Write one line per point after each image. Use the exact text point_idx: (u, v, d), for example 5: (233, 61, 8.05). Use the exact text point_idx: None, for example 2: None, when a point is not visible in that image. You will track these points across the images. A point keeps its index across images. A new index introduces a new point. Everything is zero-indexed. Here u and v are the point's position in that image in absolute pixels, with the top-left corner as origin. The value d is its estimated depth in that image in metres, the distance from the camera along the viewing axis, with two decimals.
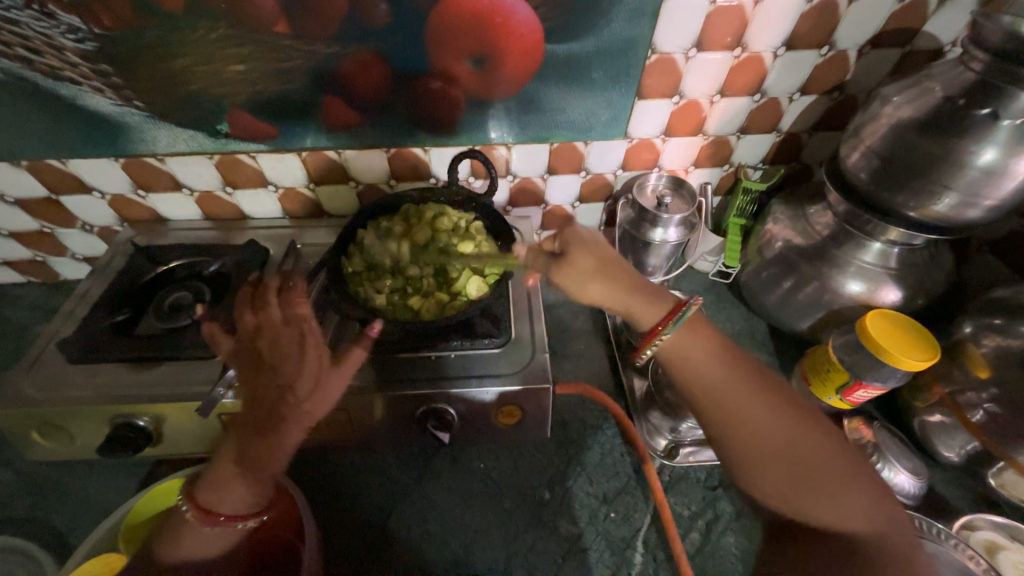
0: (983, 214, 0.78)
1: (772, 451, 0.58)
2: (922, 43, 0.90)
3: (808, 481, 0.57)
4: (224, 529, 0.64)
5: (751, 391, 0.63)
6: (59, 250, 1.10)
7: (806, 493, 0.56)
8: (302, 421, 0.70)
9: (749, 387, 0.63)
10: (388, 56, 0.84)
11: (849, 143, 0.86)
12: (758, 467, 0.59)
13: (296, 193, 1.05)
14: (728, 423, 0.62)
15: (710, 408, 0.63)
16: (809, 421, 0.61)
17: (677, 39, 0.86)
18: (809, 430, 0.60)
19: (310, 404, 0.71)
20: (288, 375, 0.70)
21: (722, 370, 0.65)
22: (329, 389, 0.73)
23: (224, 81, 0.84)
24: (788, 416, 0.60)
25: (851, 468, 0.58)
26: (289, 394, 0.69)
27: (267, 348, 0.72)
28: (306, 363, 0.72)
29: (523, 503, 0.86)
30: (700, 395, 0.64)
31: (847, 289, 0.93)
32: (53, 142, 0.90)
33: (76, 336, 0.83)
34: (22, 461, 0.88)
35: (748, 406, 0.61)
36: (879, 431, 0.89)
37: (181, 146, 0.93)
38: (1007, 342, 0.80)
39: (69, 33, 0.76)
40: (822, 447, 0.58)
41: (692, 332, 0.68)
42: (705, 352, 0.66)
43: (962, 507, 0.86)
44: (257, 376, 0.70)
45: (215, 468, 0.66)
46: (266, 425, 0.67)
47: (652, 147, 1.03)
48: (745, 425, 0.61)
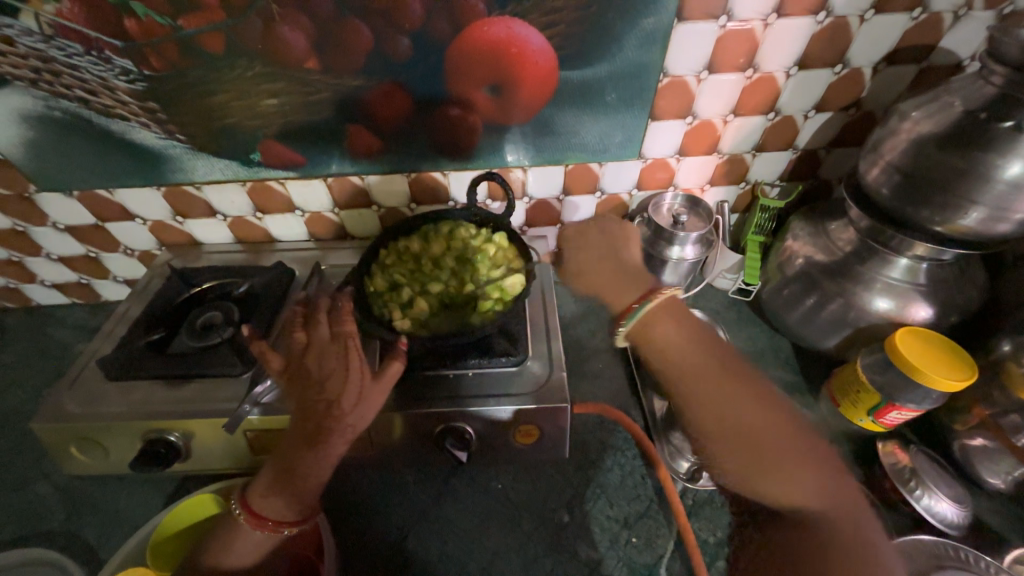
0: (1015, 228, 0.75)
1: (729, 426, 0.58)
2: (939, 58, 0.89)
3: (766, 459, 0.56)
4: (272, 534, 0.67)
5: (709, 374, 0.62)
6: (102, 273, 1.17)
7: (763, 474, 0.55)
8: (347, 434, 0.68)
9: (713, 368, 0.62)
10: (410, 87, 0.88)
11: (868, 159, 0.86)
12: (719, 442, 0.58)
13: (322, 216, 1.09)
14: (691, 400, 0.61)
15: (677, 387, 0.62)
16: (777, 406, 0.59)
17: (689, 62, 0.88)
18: (777, 412, 0.58)
19: (353, 419, 0.69)
20: (333, 389, 0.68)
21: (687, 350, 0.64)
22: (370, 404, 0.70)
23: (258, 114, 0.90)
24: (746, 397, 0.59)
25: (805, 446, 0.56)
26: (334, 407, 0.68)
27: (314, 363, 0.70)
28: (350, 378, 0.69)
29: (541, 525, 0.84)
30: (667, 373, 0.64)
31: (873, 306, 0.91)
32: (102, 173, 0.97)
33: (115, 354, 0.87)
34: (59, 475, 0.92)
35: (713, 389, 0.60)
36: (917, 456, 0.84)
37: (217, 174, 0.99)
38: None
39: (122, 75, 0.84)
40: (779, 429, 0.57)
41: (664, 313, 0.68)
42: (674, 331, 0.66)
43: (1012, 539, 0.80)
44: (306, 390, 0.69)
45: (265, 476, 0.69)
46: (312, 439, 0.67)
47: (666, 166, 1.04)
48: (709, 404, 0.60)
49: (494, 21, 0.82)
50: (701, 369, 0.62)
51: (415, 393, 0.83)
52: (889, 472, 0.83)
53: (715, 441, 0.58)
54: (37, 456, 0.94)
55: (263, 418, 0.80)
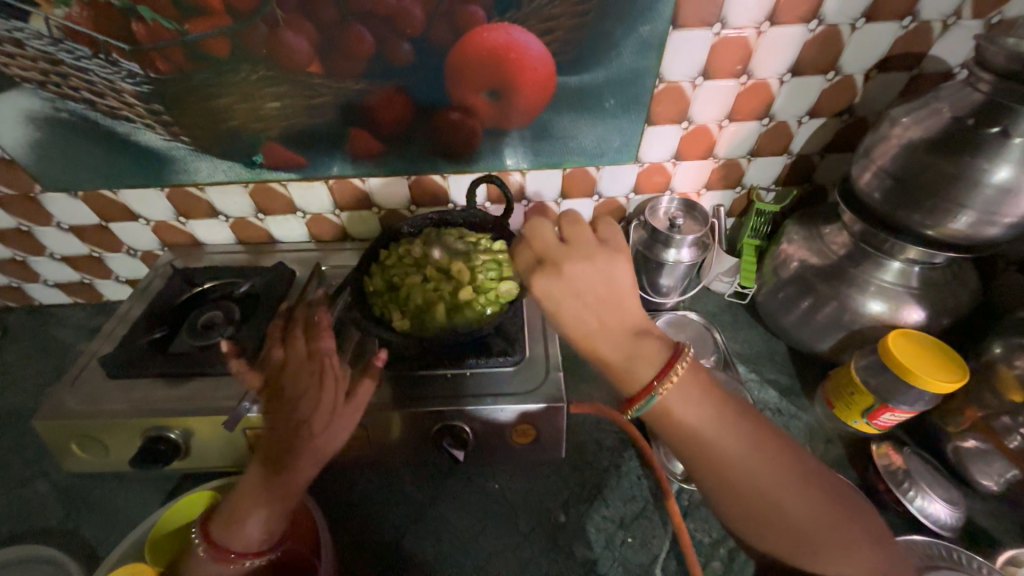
0: (1004, 232, 0.77)
1: (773, 513, 0.56)
2: (929, 66, 0.91)
3: (807, 541, 0.56)
4: (233, 566, 0.66)
5: (741, 453, 0.58)
6: (104, 273, 1.19)
7: (799, 551, 0.56)
8: (316, 456, 0.71)
9: (746, 449, 0.57)
10: (411, 91, 0.90)
11: (861, 164, 0.87)
12: (763, 526, 0.57)
13: (323, 218, 1.10)
14: (729, 491, 0.57)
15: (710, 474, 0.58)
16: (804, 479, 0.57)
17: (684, 68, 0.90)
18: (806, 486, 0.57)
19: (322, 440, 0.72)
20: (305, 409, 0.72)
21: (714, 432, 0.58)
22: (339, 425, 0.74)
23: (260, 116, 0.91)
24: (780, 476, 0.57)
25: (835, 517, 0.57)
26: (305, 428, 0.71)
27: (289, 382, 0.75)
28: (324, 395, 0.74)
29: (538, 525, 0.85)
30: (697, 459, 0.59)
31: (867, 309, 0.92)
32: (107, 174, 0.99)
33: (116, 352, 0.88)
34: (58, 473, 0.92)
35: (747, 473, 0.57)
36: (910, 458, 0.85)
37: (220, 175, 1.00)
38: None
39: (129, 78, 0.85)
40: (809, 503, 0.56)
41: (682, 383, 0.60)
42: (695, 407, 0.59)
43: (1006, 540, 0.81)
44: (278, 409, 0.73)
45: (229, 506, 0.67)
46: (282, 459, 0.69)
47: (663, 170, 1.05)
48: (750, 494, 0.57)
49: (493, 27, 0.84)
50: (734, 449, 0.57)
51: (415, 389, 0.84)
52: (884, 474, 0.84)
53: (757, 528, 0.57)
54: (37, 454, 0.95)
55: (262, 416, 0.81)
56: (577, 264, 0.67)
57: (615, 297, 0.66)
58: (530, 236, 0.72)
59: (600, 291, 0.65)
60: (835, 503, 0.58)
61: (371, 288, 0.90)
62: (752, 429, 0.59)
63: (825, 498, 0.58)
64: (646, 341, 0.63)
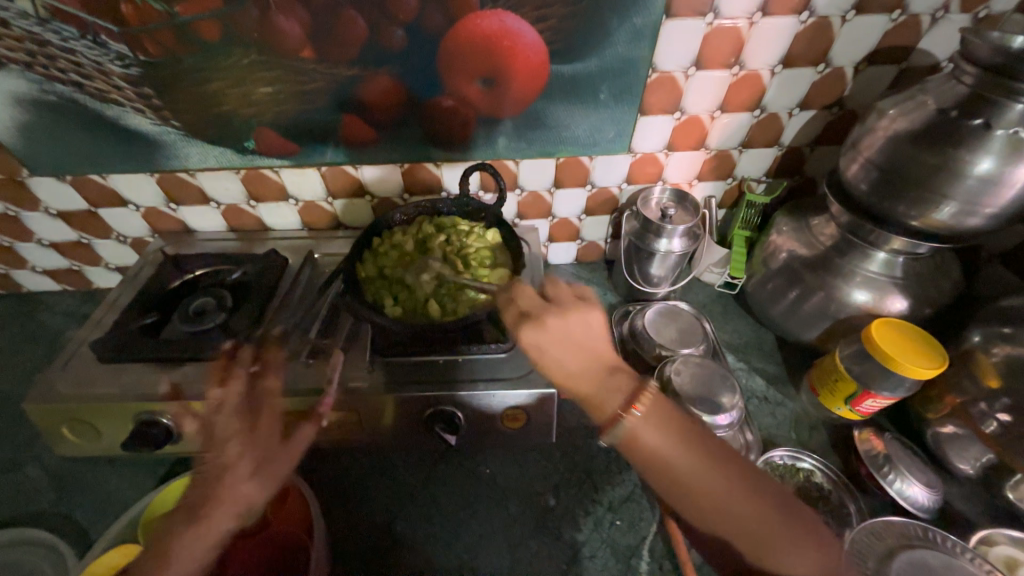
0: (984, 222, 0.78)
1: (719, 517, 0.60)
2: (916, 59, 0.93)
3: (768, 542, 0.58)
4: None
5: (692, 462, 0.62)
6: (94, 259, 1.18)
7: (759, 551, 0.58)
8: (232, 508, 0.64)
9: (699, 457, 0.62)
10: (403, 78, 0.90)
11: (848, 155, 0.88)
12: (728, 535, 0.60)
13: (315, 205, 1.10)
14: (692, 498, 0.61)
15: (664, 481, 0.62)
16: (759, 485, 0.61)
17: (677, 59, 0.90)
18: (764, 490, 0.61)
19: (244, 489, 0.66)
20: (234, 452, 0.68)
21: (676, 445, 0.63)
22: (263, 477, 0.68)
23: (252, 101, 0.91)
24: (728, 478, 0.61)
25: (790, 509, 0.59)
26: (227, 471, 0.66)
27: (223, 420, 0.71)
28: (258, 437, 0.70)
29: (528, 509, 0.86)
30: (665, 485, 0.63)
31: (853, 298, 0.94)
32: (95, 158, 0.98)
33: (107, 337, 0.88)
34: (49, 458, 0.92)
35: (702, 476, 0.61)
36: (890, 442, 0.88)
37: (211, 161, 1.00)
38: (1017, 350, 0.80)
39: (118, 60, 0.84)
40: (761, 502, 0.59)
41: (649, 411, 0.65)
42: (659, 428, 0.64)
43: (980, 522, 0.83)
44: (212, 450, 0.69)
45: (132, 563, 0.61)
46: (198, 508, 0.63)
47: (655, 161, 1.06)
48: (698, 495, 0.60)
49: (486, 13, 0.84)
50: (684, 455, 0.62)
51: (408, 377, 0.85)
52: (864, 458, 0.86)
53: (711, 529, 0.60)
54: (27, 440, 0.95)
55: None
56: (560, 317, 0.72)
57: (587, 343, 0.71)
58: (515, 295, 0.77)
59: (576, 332, 0.71)
60: (785, 510, 0.59)
61: (364, 276, 0.91)
62: (699, 433, 0.64)
63: (778, 492, 0.61)
64: (618, 376, 0.69)
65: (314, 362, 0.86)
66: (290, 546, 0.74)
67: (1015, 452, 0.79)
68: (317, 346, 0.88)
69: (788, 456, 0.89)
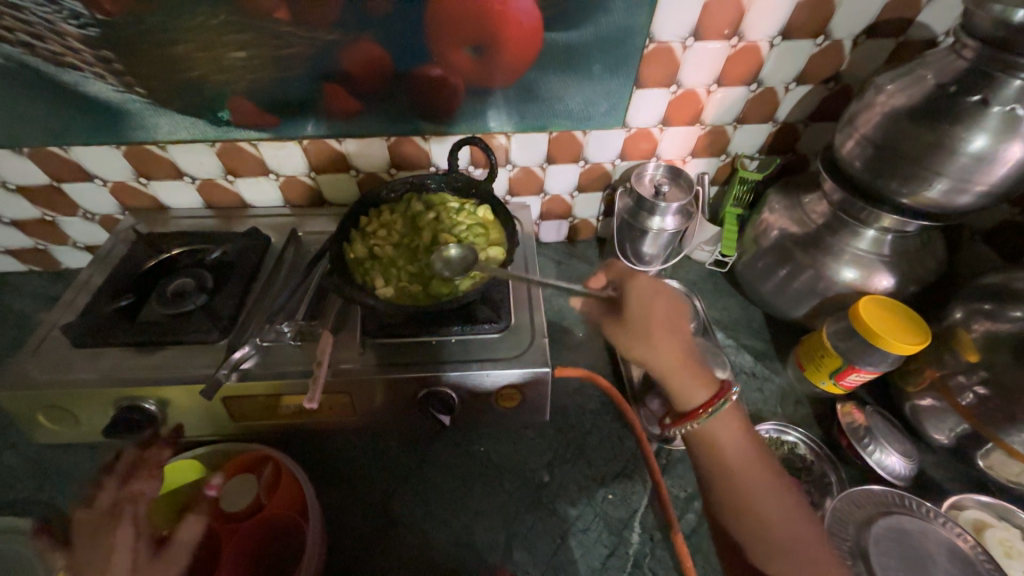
0: (975, 201, 0.79)
1: (770, 530, 0.59)
2: (915, 32, 0.91)
3: (812, 573, 0.57)
4: None
5: (771, 478, 0.62)
6: (61, 238, 1.11)
7: (808, 575, 0.57)
8: None
9: (758, 465, 0.64)
10: (389, 45, 0.85)
11: (844, 132, 0.88)
12: (784, 559, 0.58)
13: (297, 181, 1.05)
14: (733, 502, 0.61)
15: (729, 492, 0.62)
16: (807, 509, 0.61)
17: (675, 28, 0.87)
18: (805, 512, 0.61)
19: None
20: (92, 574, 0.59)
21: (739, 460, 0.64)
22: None
23: (224, 67, 0.85)
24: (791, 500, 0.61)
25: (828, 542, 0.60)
26: None
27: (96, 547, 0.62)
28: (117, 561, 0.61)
29: (522, 486, 0.87)
30: (730, 493, 0.62)
31: (841, 276, 0.95)
32: (54, 129, 0.91)
33: (81, 320, 0.84)
34: (26, 445, 0.89)
35: (772, 496, 0.61)
36: (872, 416, 0.90)
37: (182, 133, 0.93)
38: (997, 326, 0.82)
39: (72, 19, 0.77)
40: (804, 523, 0.60)
41: (726, 413, 0.66)
42: (732, 432, 0.65)
43: (951, 489, 0.88)
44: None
45: None
46: None
47: (649, 136, 1.04)
48: (748, 507, 0.61)
49: None
50: (757, 469, 0.63)
51: (401, 359, 0.83)
52: (847, 431, 0.89)
53: (723, 512, 0.62)
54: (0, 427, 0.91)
55: (243, 384, 0.79)
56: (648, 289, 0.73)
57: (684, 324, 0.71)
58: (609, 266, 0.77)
59: (678, 328, 0.69)
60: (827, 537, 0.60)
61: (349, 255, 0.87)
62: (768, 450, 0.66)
63: (815, 520, 0.61)
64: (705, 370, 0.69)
65: (303, 343, 0.84)
66: (288, 527, 0.73)
67: (989, 423, 0.82)
68: (302, 325, 0.85)
69: (774, 429, 0.92)
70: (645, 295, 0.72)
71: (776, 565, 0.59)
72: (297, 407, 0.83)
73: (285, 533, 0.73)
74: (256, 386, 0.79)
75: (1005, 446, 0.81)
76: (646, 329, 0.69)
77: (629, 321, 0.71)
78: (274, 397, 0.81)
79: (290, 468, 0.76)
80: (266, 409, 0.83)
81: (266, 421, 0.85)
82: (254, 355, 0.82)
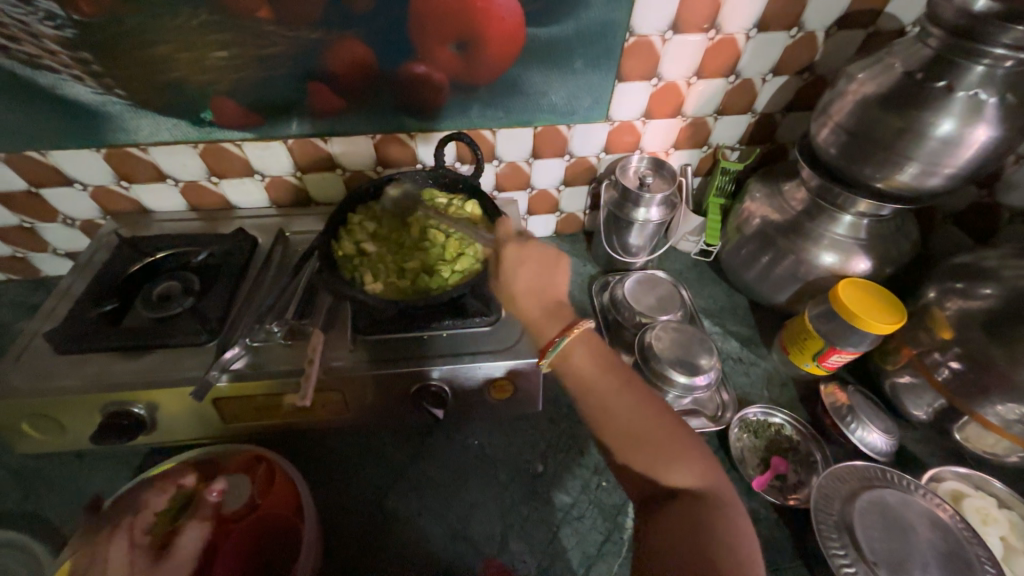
0: (944, 183, 0.82)
1: (610, 420, 0.66)
2: (884, 23, 0.94)
3: (665, 455, 0.62)
4: None
5: (615, 388, 0.68)
6: (40, 245, 1.09)
7: (648, 461, 0.62)
8: None
9: (614, 381, 0.69)
10: (371, 42, 0.85)
11: (819, 120, 0.90)
12: (629, 448, 0.64)
13: (282, 181, 1.04)
14: (588, 405, 0.69)
15: (595, 412, 0.68)
16: (655, 407, 0.66)
17: (655, 21, 0.89)
18: (669, 418, 0.65)
19: None
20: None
21: (593, 377, 0.70)
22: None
23: (206, 67, 0.84)
24: (636, 398, 0.67)
25: (674, 433, 0.63)
26: None
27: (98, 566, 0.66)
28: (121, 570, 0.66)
29: (517, 477, 0.88)
30: (581, 401, 0.70)
31: (821, 260, 0.98)
32: (31, 133, 0.89)
33: (65, 326, 0.83)
34: (10, 456, 0.87)
35: (614, 399, 0.67)
36: (853, 395, 0.94)
37: (164, 134, 0.92)
38: (969, 304, 0.85)
39: (47, 20, 0.76)
40: (661, 422, 0.64)
41: (579, 343, 0.73)
42: (589, 356, 0.72)
43: (931, 462, 0.91)
44: None
45: None
46: None
47: (633, 129, 1.06)
48: (603, 404, 0.67)
49: None
50: (607, 383, 0.69)
51: (394, 354, 0.84)
52: (830, 410, 0.92)
53: (611, 441, 0.65)
54: None
55: (235, 385, 0.79)
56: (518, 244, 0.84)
57: (546, 282, 0.81)
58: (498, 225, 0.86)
59: (540, 283, 0.81)
60: (680, 427, 0.65)
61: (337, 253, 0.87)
62: (630, 375, 0.70)
63: (671, 419, 0.65)
64: (562, 312, 0.79)
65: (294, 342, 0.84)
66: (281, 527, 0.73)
67: (964, 397, 0.85)
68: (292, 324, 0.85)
69: (761, 412, 0.95)
70: (517, 257, 0.83)
71: (630, 454, 0.64)
72: (290, 406, 0.83)
73: (277, 533, 0.72)
74: (248, 386, 0.79)
75: (980, 419, 0.84)
76: (509, 289, 0.82)
77: (505, 284, 0.82)
78: (267, 396, 0.81)
79: (282, 469, 0.77)
80: (259, 409, 0.83)
81: (259, 421, 0.85)
82: (244, 356, 0.81)
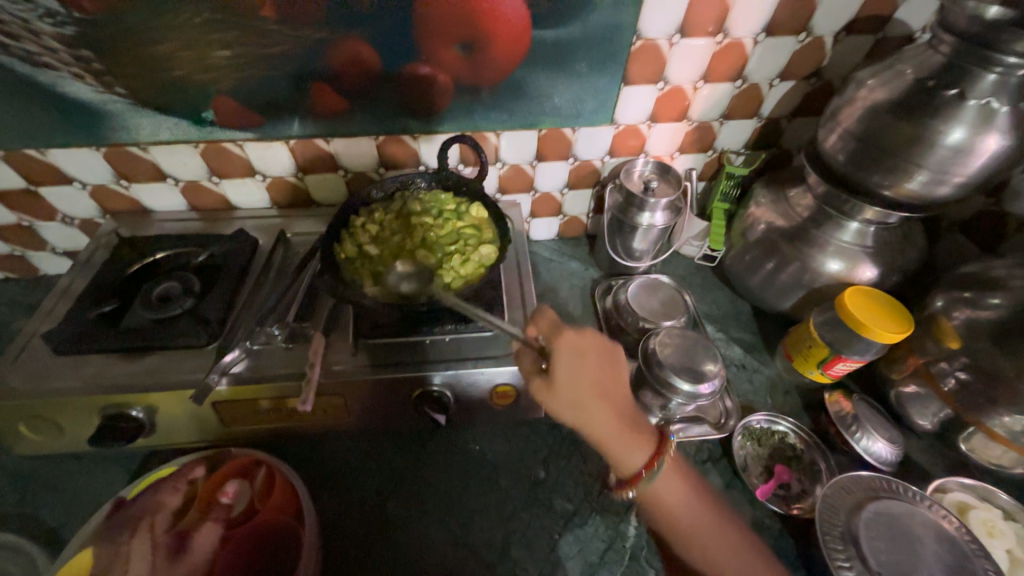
0: (954, 192, 0.81)
1: (712, 563, 0.65)
2: (893, 29, 0.93)
3: None
4: None
5: (712, 523, 0.69)
6: (38, 244, 1.08)
7: None
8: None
9: (707, 521, 0.69)
10: (376, 43, 0.84)
11: (827, 126, 0.90)
12: None
13: (284, 181, 1.04)
14: (680, 541, 0.69)
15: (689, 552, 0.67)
16: (755, 549, 0.67)
17: (662, 24, 0.88)
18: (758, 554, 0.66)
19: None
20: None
21: (686, 514, 0.69)
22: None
23: (207, 66, 0.83)
24: (741, 547, 0.66)
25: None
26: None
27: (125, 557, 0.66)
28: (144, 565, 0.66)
29: (519, 483, 0.87)
30: (678, 541, 0.69)
31: (827, 267, 0.97)
32: (30, 131, 0.88)
33: (63, 327, 0.82)
34: (6, 458, 0.86)
35: (718, 547, 0.66)
36: (858, 404, 0.93)
37: (165, 134, 0.91)
38: (977, 313, 0.85)
39: (47, 17, 0.75)
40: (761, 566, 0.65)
41: (667, 470, 0.72)
42: (676, 486, 0.72)
43: (936, 472, 0.90)
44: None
45: None
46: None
47: (638, 133, 1.05)
48: (693, 538, 0.68)
49: None
50: (704, 520, 0.69)
51: (396, 360, 0.82)
52: (835, 418, 0.91)
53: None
54: None
55: (237, 388, 0.78)
56: (572, 341, 0.81)
57: (615, 385, 0.80)
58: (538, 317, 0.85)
59: (604, 384, 0.79)
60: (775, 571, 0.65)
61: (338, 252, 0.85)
62: (721, 505, 0.71)
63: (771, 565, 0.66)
64: (640, 432, 0.75)
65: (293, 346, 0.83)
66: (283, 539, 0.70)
67: (970, 407, 0.85)
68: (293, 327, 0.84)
69: (765, 420, 0.94)
70: (570, 358, 0.79)
71: None
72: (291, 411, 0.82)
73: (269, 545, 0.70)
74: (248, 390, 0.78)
75: (987, 430, 0.84)
76: (563, 398, 0.78)
77: (557, 381, 0.78)
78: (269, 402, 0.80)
79: (284, 478, 0.75)
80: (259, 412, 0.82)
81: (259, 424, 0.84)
82: (244, 359, 0.80)
